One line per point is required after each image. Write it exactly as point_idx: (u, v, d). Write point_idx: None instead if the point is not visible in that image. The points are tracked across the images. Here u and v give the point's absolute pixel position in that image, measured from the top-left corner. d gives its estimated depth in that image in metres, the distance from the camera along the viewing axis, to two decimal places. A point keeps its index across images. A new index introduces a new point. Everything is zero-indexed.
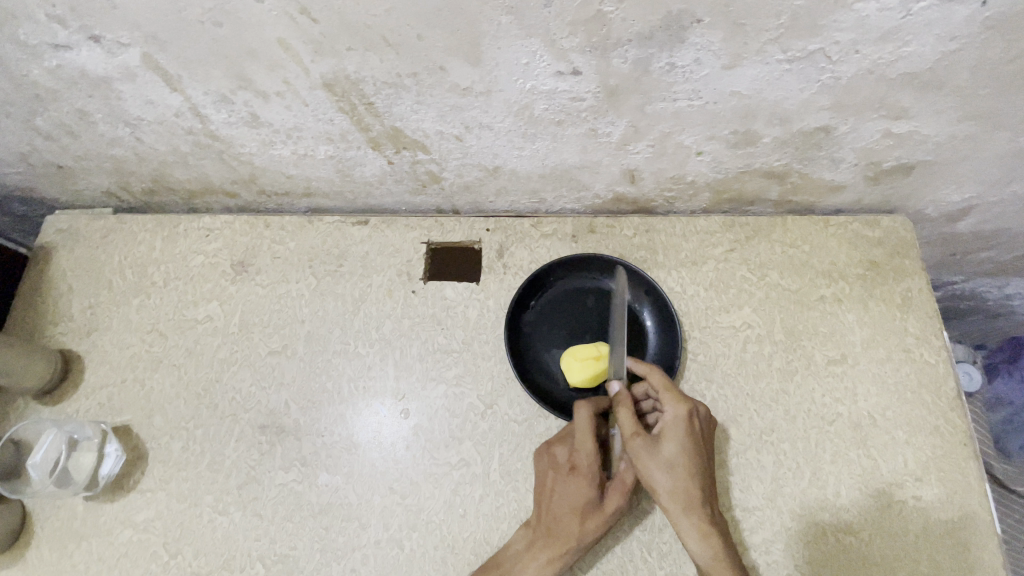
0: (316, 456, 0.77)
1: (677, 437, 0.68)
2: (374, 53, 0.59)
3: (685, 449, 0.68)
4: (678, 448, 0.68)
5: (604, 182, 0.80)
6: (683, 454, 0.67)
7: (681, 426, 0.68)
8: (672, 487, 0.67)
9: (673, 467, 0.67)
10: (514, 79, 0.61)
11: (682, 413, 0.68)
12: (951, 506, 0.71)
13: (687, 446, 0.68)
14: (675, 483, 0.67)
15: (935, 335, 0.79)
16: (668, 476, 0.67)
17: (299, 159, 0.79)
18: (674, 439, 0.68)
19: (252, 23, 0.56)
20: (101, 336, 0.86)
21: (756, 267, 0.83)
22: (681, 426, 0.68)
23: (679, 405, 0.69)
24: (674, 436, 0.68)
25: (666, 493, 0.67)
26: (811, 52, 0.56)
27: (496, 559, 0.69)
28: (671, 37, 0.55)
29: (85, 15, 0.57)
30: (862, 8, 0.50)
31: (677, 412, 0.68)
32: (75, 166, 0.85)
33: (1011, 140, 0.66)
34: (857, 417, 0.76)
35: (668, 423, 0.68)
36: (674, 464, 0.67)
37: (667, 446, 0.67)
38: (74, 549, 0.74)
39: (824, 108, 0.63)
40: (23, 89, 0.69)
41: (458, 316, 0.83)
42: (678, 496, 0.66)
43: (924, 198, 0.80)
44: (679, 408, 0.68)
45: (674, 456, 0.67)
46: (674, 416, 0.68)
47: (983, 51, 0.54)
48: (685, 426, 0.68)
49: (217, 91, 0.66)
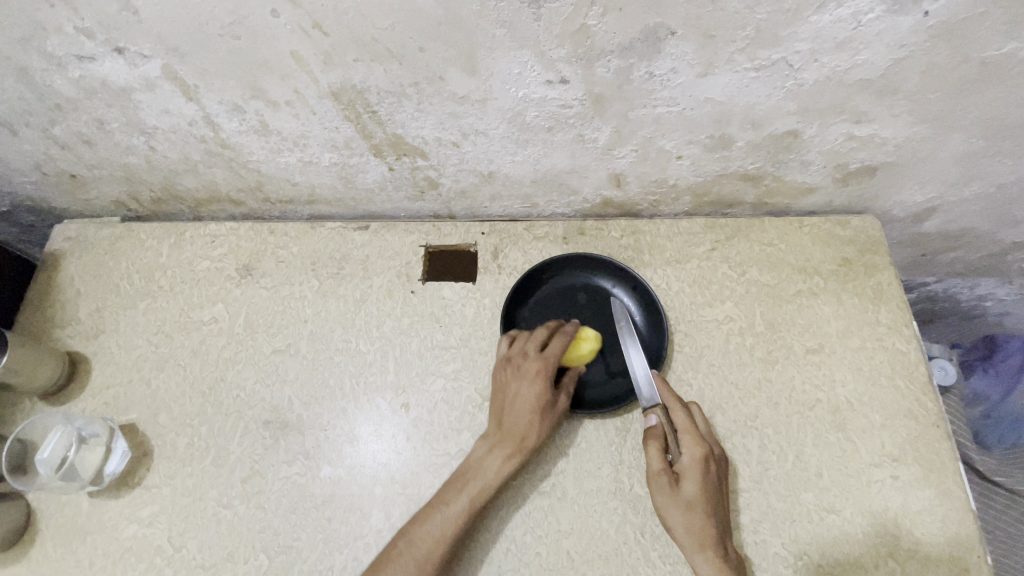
0: (319, 450, 0.80)
1: (698, 478, 0.69)
2: (379, 64, 0.64)
3: (706, 489, 0.69)
4: (699, 488, 0.69)
5: (592, 187, 0.85)
6: (704, 494, 0.69)
7: (702, 467, 0.70)
8: (692, 527, 0.68)
9: (694, 507, 0.68)
10: (507, 88, 0.67)
11: (701, 454, 0.71)
12: (927, 485, 0.75)
13: (707, 487, 0.69)
14: (696, 522, 0.68)
15: (906, 325, 0.84)
16: (689, 515, 0.68)
17: (304, 166, 0.83)
18: (695, 479, 0.69)
19: (267, 36, 0.62)
20: (108, 338, 0.89)
21: (736, 264, 0.88)
22: (701, 467, 0.70)
23: (698, 445, 0.71)
24: (695, 476, 0.69)
25: (686, 532, 0.68)
26: (775, 61, 0.62)
27: (462, 468, 0.74)
28: (649, 48, 0.61)
29: (112, 28, 0.62)
30: (817, 20, 0.57)
31: (697, 453, 0.71)
32: (87, 175, 0.89)
33: (963, 142, 0.72)
34: (836, 403, 0.80)
35: (688, 463, 0.70)
36: (695, 504, 0.68)
37: (688, 485, 0.69)
38: (79, 544, 0.76)
39: (791, 113, 0.69)
40: (45, 99, 0.73)
41: (456, 314, 0.87)
42: (698, 535, 0.67)
43: (890, 199, 0.85)
44: (698, 449, 0.71)
45: (694, 496, 0.69)
46: (694, 456, 0.70)
47: (929, 59, 0.61)
48: (704, 467, 0.70)
49: (231, 101, 0.71)
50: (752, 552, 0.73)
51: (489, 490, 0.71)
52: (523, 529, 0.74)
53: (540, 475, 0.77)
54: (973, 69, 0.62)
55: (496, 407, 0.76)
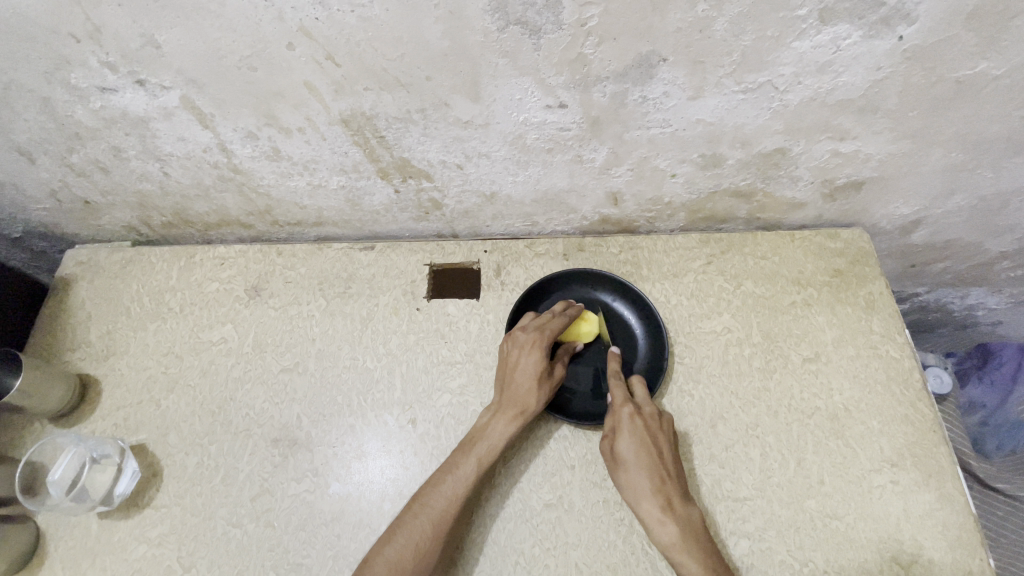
0: (328, 466, 0.81)
1: (628, 434, 0.74)
2: (388, 92, 0.68)
3: (637, 444, 0.73)
4: (630, 444, 0.74)
5: (590, 205, 0.88)
6: (636, 449, 0.73)
7: (629, 424, 0.75)
8: (628, 482, 0.72)
9: (625, 462, 0.73)
10: (509, 113, 0.70)
11: (628, 411, 0.76)
12: (928, 489, 0.77)
13: (638, 442, 0.73)
14: (630, 476, 0.72)
15: (899, 332, 0.86)
16: (624, 471, 0.73)
17: (313, 190, 0.86)
18: (625, 436, 0.74)
19: (283, 68, 0.65)
20: (118, 360, 0.91)
21: (732, 277, 0.91)
22: (629, 423, 0.75)
23: (626, 404, 0.77)
24: (624, 432, 0.75)
25: (625, 487, 0.72)
26: (761, 84, 0.66)
27: (469, 438, 0.76)
28: (642, 74, 0.64)
29: (135, 62, 0.65)
30: (799, 46, 0.61)
31: (624, 412, 0.76)
32: (101, 202, 0.92)
33: (943, 156, 0.76)
34: (834, 410, 0.82)
35: (619, 422, 0.76)
36: (626, 459, 0.73)
37: (619, 442, 0.74)
38: (88, 567, 0.77)
39: (778, 132, 0.73)
40: (64, 128, 0.76)
41: (461, 330, 0.89)
42: (634, 489, 0.71)
43: (877, 212, 0.89)
44: (624, 407, 0.76)
45: (625, 451, 0.73)
46: (623, 414, 0.76)
47: (906, 78, 0.65)
48: (634, 424, 0.75)
49: (245, 128, 0.74)
50: (757, 559, 0.74)
51: (495, 451, 0.75)
52: (532, 541, 0.75)
53: (547, 485, 0.78)
54: (948, 88, 0.66)
55: (499, 378, 0.80)
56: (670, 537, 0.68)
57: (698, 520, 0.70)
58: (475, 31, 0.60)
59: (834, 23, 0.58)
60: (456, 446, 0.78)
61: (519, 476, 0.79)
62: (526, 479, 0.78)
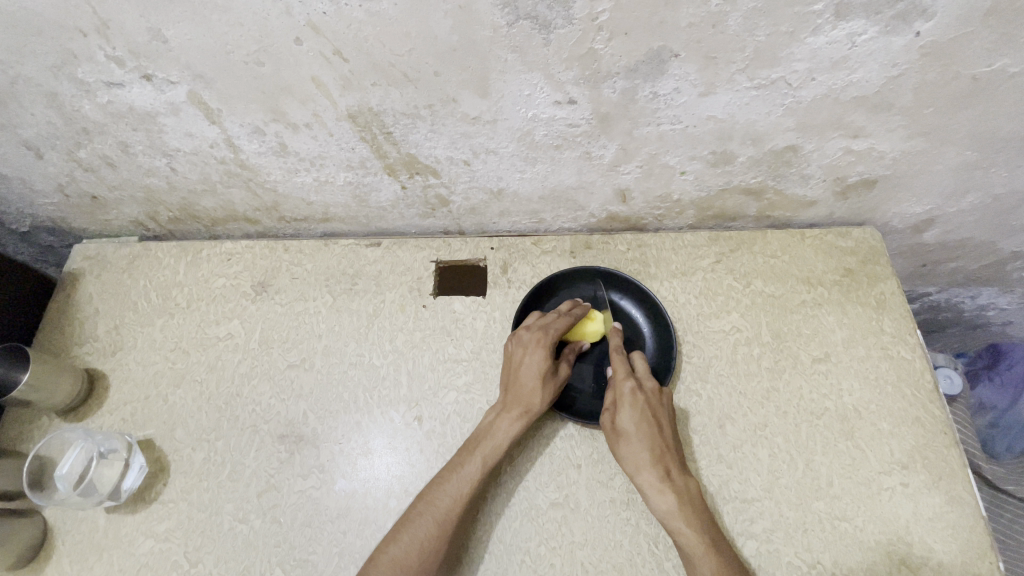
0: (334, 463, 0.81)
1: (629, 407, 0.73)
2: (395, 87, 0.67)
3: (638, 417, 0.73)
4: (631, 417, 0.73)
5: (598, 202, 0.88)
6: (637, 422, 0.72)
7: (631, 397, 0.74)
8: (628, 453, 0.71)
9: (627, 434, 0.72)
10: (518, 109, 0.69)
11: (630, 384, 0.75)
12: (938, 492, 0.76)
13: (639, 414, 0.73)
14: (631, 448, 0.71)
15: (910, 333, 0.85)
16: (624, 442, 0.72)
17: (319, 186, 0.86)
18: (626, 408, 0.73)
19: (291, 62, 0.65)
20: (126, 354, 0.91)
21: (741, 276, 0.90)
22: (631, 396, 0.74)
23: (628, 378, 0.76)
24: (625, 405, 0.74)
25: (625, 458, 0.72)
26: (774, 80, 0.65)
27: (473, 438, 0.76)
28: (653, 69, 0.64)
29: (142, 56, 0.65)
30: (813, 41, 0.60)
31: (626, 385, 0.75)
32: (108, 197, 0.92)
33: (958, 155, 0.75)
34: (844, 410, 0.81)
35: (620, 395, 0.75)
36: (627, 431, 0.72)
37: (620, 414, 0.73)
38: (96, 561, 0.77)
39: (790, 129, 0.72)
40: (72, 123, 0.76)
41: (467, 327, 0.89)
42: (634, 460, 0.71)
43: (889, 211, 0.88)
44: (625, 380, 0.75)
45: (626, 424, 0.72)
46: (624, 387, 0.75)
47: (921, 75, 0.63)
48: (635, 397, 0.74)
49: (252, 124, 0.74)
50: (764, 560, 0.73)
51: (500, 450, 0.74)
52: (537, 540, 0.75)
53: (553, 484, 0.78)
54: (965, 85, 0.64)
55: (503, 377, 0.80)
56: (668, 506, 0.68)
57: (695, 490, 0.70)
58: (484, 26, 0.59)
59: (850, 19, 0.57)
60: (461, 445, 0.78)
61: (524, 474, 0.78)
62: (532, 477, 0.78)
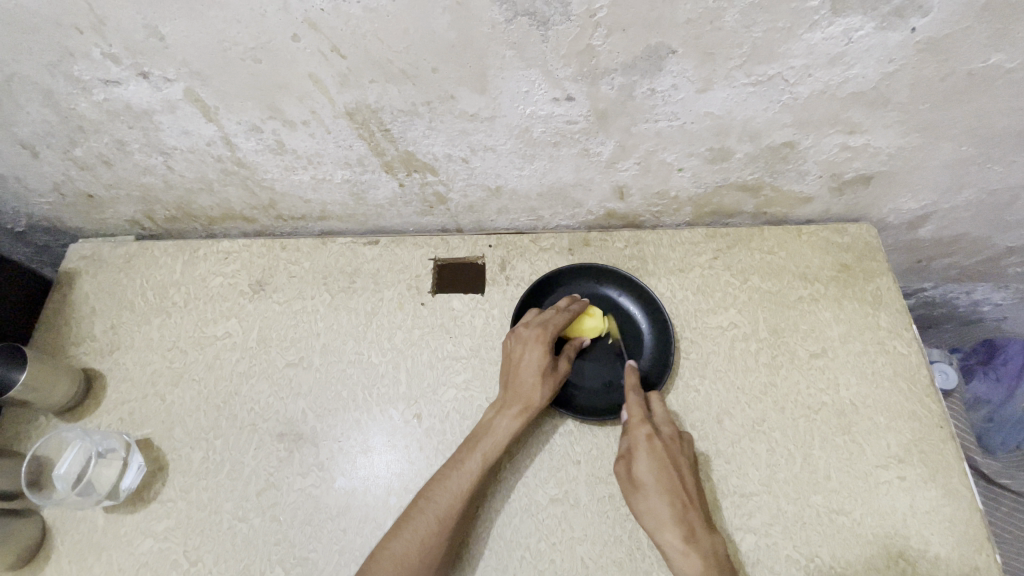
0: (333, 461, 0.81)
1: (646, 456, 0.73)
2: (393, 84, 0.67)
3: (657, 468, 0.72)
4: (649, 467, 0.72)
5: (596, 200, 0.88)
6: (655, 474, 0.72)
7: (648, 446, 0.74)
8: (648, 508, 0.71)
9: (645, 487, 0.72)
10: (516, 105, 0.69)
11: (646, 433, 0.75)
12: (935, 485, 0.76)
13: (657, 465, 0.72)
14: (650, 502, 0.71)
15: (906, 328, 0.86)
16: (644, 496, 0.72)
17: (317, 183, 0.86)
18: (643, 459, 0.73)
19: (289, 60, 0.65)
20: (123, 354, 0.90)
21: (738, 272, 0.90)
22: (647, 445, 0.74)
23: (644, 425, 0.76)
24: (642, 455, 0.73)
25: (645, 514, 0.71)
26: (771, 76, 0.65)
27: (473, 435, 0.76)
28: (651, 65, 0.64)
29: (139, 54, 0.65)
30: (810, 37, 0.60)
31: (642, 433, 0.75)
32: (105, 196, 0.91)
33: (953, 150, 0.75)
34: (841, 405, 0.82)
35: (636, 445, 0.75)
36: (645, 483, 0.72)
37: (637, 465, 0.73)
38: (94, 560, 0.77)
39: (788, 125, 0.72)
40: (68, 121, 0.76)
41: (465, 325, 0.89)
42: (654, 516, 0.70)
43: (885, 206, 0.88)
44: (641, 428, 0.75)
45: (644, 475, 0.72)
46: (640, 436, 0.75)
47: (917, 71, 0.64)
48: (652, 447, 0.74)
49: (249, 121, 0.74)
50: (763, 554, 0.74)
51: (500, 447, 0.74)
52: (537, 536, 0.75)
53: (553, 480, 0.78)
54: (960, 81, 0.65)
55: (503, 375, 0.80)
56: (693, 568, 0.67)
57: (720, 550, 0.69)
58: (482, 22, 0.59)
59: (846, 15, 0.58)
60: (461, 442, 0.78)
61: (524, 471, 0.78)
62: (532, 474, 0.78)
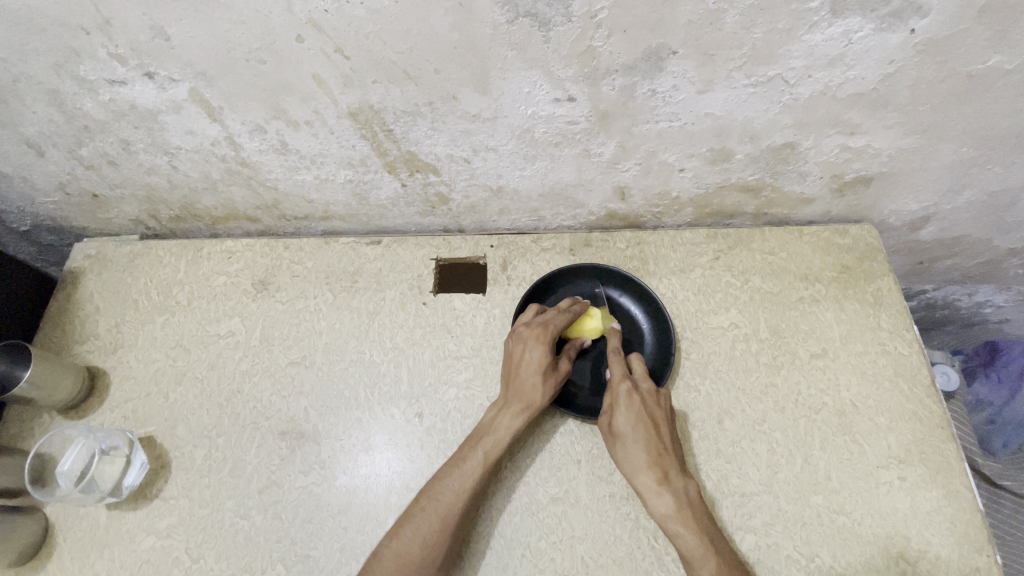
0: (335, 459, 0.81)
1: (625, 409, 0.75)
2: (395, 85, 0.68)
3: (635, 419, 0.74)
4: (627, 419, 0.75)
5: (597, 200, 0.88)
6: (632, 423, 0.74)
7: (627, 399, 0.76)
8: (626, 455, 0.73)
9: (623, 436, 0.74)
10: (517, 106, 0.70)
11: (625, 387, 0.77)
12: (936, 485, 0.76)
13: (635, 416, 0.74)
14: (627, 449, 0.73)
15: (907, 329, 0.86)
16: (621, 444, 0.74)
17: (320, 183, 0.86)
18: (622, 410, 0.75)
19: (292, 60, 0.65)
20: (127, 352, 0.91)
21: (739, 273, 0.90)
22: (626, 398, 0.76)
23: (624, 380, 0.78)
24: (621, 407, 0.76)
25: (623, 460, 0.73)
26: (771, 77, 0.65)
27: (475, 435, 0.76)
28: (651, 66, 0.64)
29: (145, 54, 0.66)
30: (810, 39, 0.60)
31: (622, 387, 0.77)
32: (110, 195, 0.92)
33: (954, 151, 0.75)
34: (842, 406, 0.82)
35: (616, 398, 0.77)
36: (623, 433, 0.74)
37: (616, 417, 0.75)
38: (97, 558, 0.78)
39: (788, 126, 0.72)
40: (74, 121, 0.76)
41: (467, 324, 0.89)
42: (630, 462, 0.72)
43: (886, 208, 0.88)
44: (622, 383, 0.77)
45: (622, 426, 0.74)
46: (620, 390, 0.77)
47: (917, 72, 0.64)
48: (631, 400, 0.76)
49: (253, 121, 0.74)
50: (762, 554, 0.74)
51: (502, 446, 0.75)
52: (537, 535, 0.75)
53: (553, 479, 0.78)
54: (960, 81, 0.65)
55: (504, 374, 0.81)
56: (665, 508, 0.69)
57: (695, 494, 0.71)
58: (484, 24, 0.60)
59: (846, 16, 0.58)
60: (463, 441, 0.79)
61: (525, 470, 0.79)
62: (532, 473, 0.79)
